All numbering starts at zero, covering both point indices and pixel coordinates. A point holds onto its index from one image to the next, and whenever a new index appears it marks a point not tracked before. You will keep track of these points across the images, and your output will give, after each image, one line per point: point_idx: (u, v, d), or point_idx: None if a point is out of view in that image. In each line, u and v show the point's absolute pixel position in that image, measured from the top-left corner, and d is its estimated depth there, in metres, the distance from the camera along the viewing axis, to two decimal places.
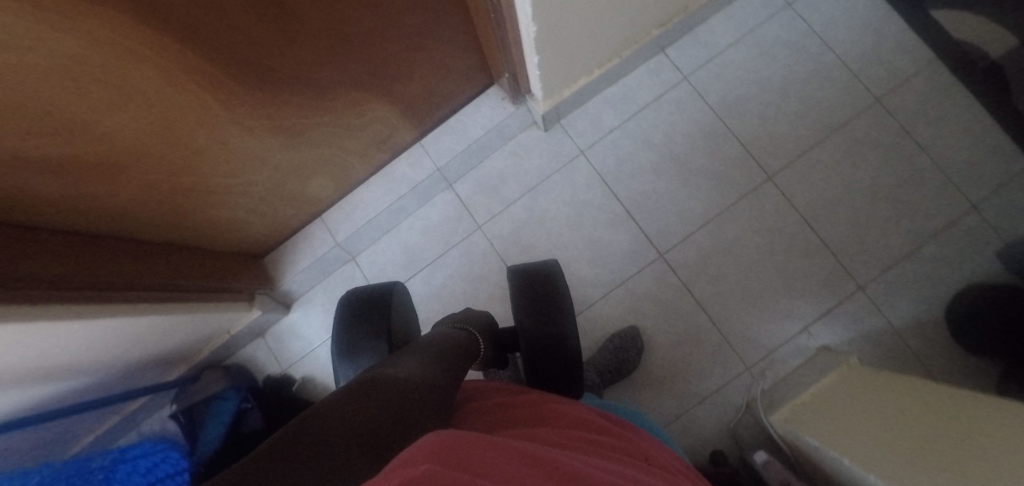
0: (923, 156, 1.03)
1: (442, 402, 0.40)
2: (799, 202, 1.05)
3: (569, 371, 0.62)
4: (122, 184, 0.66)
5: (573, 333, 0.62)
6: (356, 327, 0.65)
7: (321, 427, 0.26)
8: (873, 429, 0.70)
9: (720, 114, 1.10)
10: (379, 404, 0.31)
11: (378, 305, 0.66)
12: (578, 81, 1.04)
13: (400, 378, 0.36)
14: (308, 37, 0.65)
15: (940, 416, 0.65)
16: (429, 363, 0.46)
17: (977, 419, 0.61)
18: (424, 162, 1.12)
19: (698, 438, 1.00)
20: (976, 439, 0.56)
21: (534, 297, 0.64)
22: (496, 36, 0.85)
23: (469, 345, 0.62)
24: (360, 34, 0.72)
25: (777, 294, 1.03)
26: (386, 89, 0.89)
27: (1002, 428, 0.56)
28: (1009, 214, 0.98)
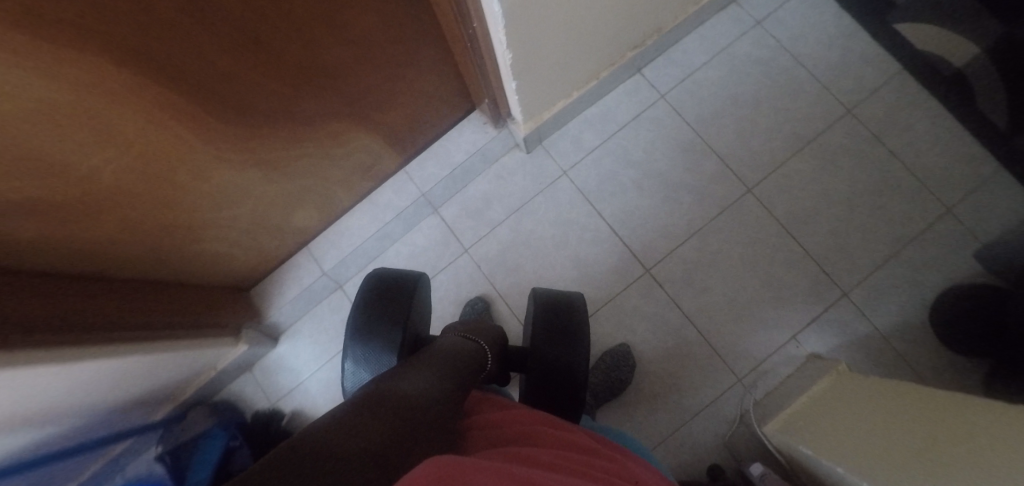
0: (896, 163, 1.05)
1: (448, 422, 0.39)
2: (779, 212, 1.07)
3: (578, 394, 0.72)
4: (102, 224, 0.65)
5: (584, 363, 0.73)
6: (377, 310, 0.71)
7: (328, 445, 0.25)
8: (863, 436, 0.69)
9: (697, 130, 1.12)
10: (388, 423, 0.31)
11: (401, 297, 0.72)
12: (557, 104, 1.06)
13: (408, 399, 0.37)
14: (290, 71, 0.67)
15: (927, 421, 0.65)
16: (438, 380, 0.46)
17: (964, 424, 0.60)
18: (409, 189, 1.14)
19: (693, 453, 0.99)
20: (963, 444, 0.56)
21: (558, 328, 0.76)
22: (474, 65, 0.87)
23: (486, 355, 0.64)
24: (337, 68, 0.73)
25: (764, 304, 1.04)
26: (368, 120, 0.91)
27: (989, 434, 0.55)
28: (982, 216, 1.00)
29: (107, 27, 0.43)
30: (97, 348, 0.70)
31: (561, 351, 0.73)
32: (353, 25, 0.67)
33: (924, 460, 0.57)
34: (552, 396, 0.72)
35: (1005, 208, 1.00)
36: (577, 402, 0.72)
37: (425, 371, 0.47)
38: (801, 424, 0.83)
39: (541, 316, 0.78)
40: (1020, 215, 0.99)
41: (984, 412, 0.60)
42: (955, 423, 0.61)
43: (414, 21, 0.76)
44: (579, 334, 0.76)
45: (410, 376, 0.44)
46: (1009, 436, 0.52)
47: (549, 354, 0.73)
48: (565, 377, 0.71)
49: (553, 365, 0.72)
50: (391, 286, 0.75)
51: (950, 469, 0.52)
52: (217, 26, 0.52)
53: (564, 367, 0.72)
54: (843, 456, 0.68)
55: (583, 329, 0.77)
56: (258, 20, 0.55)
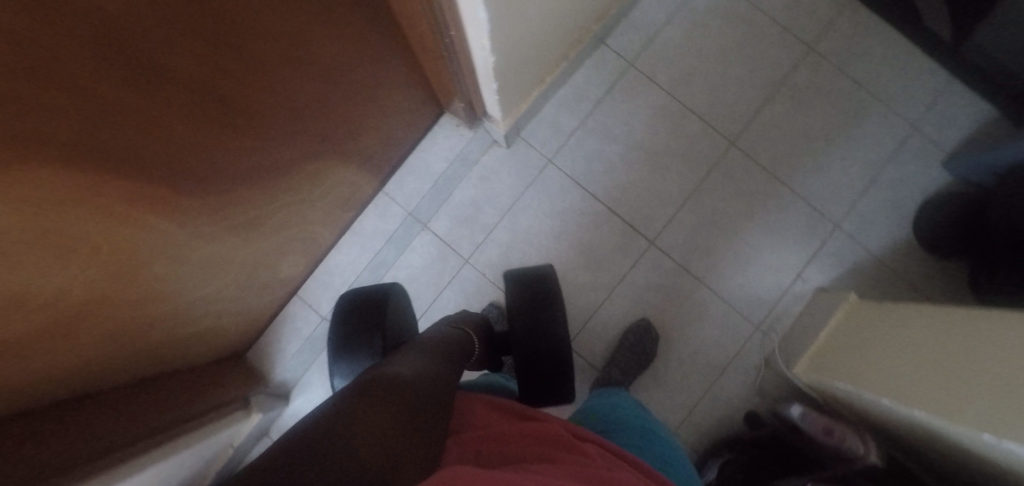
0: (861, 91, 1.09)
1: (450, 401, 0.39)
2: (764, 159, 1.09)
3: (564, 367, 0.71)
4: (86, 342, 0.56)
5: (564, 339, 0.72)
6: (352, 328, 0.66)
7: (337, 444, 0.24)
8: (890, 362, 0.73)
9: (672, 93, 1.11)
10: (395, 411, 0.30)
11: (374, 307, 0.68)
12: (532, 93, 1.02)
13: (410, 380, 0.35)
14: (258, 124, 0.59)
15: (933, 333, 0.69)
16: (432, 361, 0.44)
17: (966, 329, 0.64)
18: (393, 210, 1.08)
19: (729, 407, 1.02)
20: (975, 349, 0.60)
21: (531, 306, 0.74)
22: (448, 69, 0.81)
23: (465, 343, 0.61)
24: (299, 105, 0.65)
25: (767, 251, 1.07)
26: (338, 150, 0.82)
27: (993, 333, 0.59)
28: (943, 128, 1.07)
29: (71, 134, 0.35)
30: (120, 469, 0.61)
31: (538, 329, 0.72)
32: (310, 54, 0.59)
33: (948, 373, 0.61)
34: (539, 376, 0.71)
35: (961, 116, 1.07)
36: (565, 376, 0.72)
37: (416, 354, 0.45)
38: (828, 361, 0.87)
39: (514, 297, 0.75)
40: (975, 120, 1.06)
41: (976, 311, 0.65)
42: (955, 330, 0.66)
43: (370, 31, 0.68)
44: (554, 309, 0.74)
45: (403, 359, 0.42)
46: (1012, 330, 0.57)
47: (527, 335, 0.72)
48: (546, 355, 0.71)
49: (533, 346, 0.71)
50: (361, 303, 0.70)
51: (975, 377, 0.56)
52: (173, 95, 0.43)
53: (543, 345, 0.71)
54: (873, 382, 0.73)
55: (555, 303, 0.76)
56: (222, 79, 0.48)
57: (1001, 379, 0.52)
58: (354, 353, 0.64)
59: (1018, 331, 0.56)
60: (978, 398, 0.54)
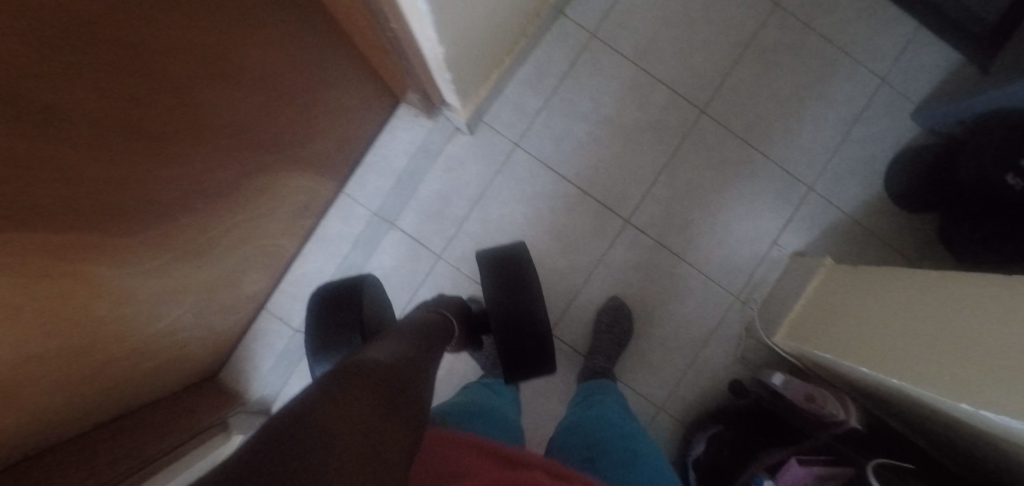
0: (829, 47, 1.06)
1: (421, 385, 0.41)
2: (735, 126, 1.06)
3: (542, 336, 0.78)
4: (36, 404, 0.51)
5: (541, 311, 0.79)
6: (328, 329, 0.62)
7: (308, 422, 0.26)
8: (865, 329, 0.73)
9: (638, 63, 1.06)
10: (366, 395, 0.32)
11: (348, 303, 0.65)
12: (491, 75, 0.96)
13: (382, 366, 0.37)
14: (189, 149, 0.53)
15: (907, 299, 0.69)
16: (407, 346, 0.46)
17: (936, 294, 0.64)
18: (357, 212, 1.02)
19: (714, 378, 1.03)
20: (947, 315, 0.60)
21: (507, 283, 0.79)
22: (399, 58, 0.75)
23: (445, 324, 0.64)
24: (232, 122, 0.58)
25: (743, 220, 1.05)
26: (286, 161, 0.76)
27: (962, 299, 0.59)
28: (911, 78, 1.05)
29: None
30: None
31: (516, 303, 0.78)
32: (234, 61, 0.53)
33: (921, 340, 0.61)
34: (518, 344, 0.78)
35: (929, 65, 1.05)
36: (543, 338, 0.79)
37: (393, 339, 0.47)
38: (807, 328, 0.88)
39: (489, 276, 0.79)
40: (943, 68, 1.05)
41: (948, 275, 0.65)
42: (927, 295, 0.66)
43: (295, 26, 0.61)
44: (528, 284, 0.80)
45: (378, 345, 0.44)
46: (984, 296, 0.56)
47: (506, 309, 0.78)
48: (527, 328, 0.78)
49: (513, 320, 0.77)
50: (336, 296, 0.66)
51: (944, 344, 0.57)
52: (102, 127, 0.38)
53: (523, 318, 0.78)
54: (850, 350, 0.74)
55: (529, 272, 0.82)
56: (137, 112, 0.41)
57: (969, 347, 0.53)
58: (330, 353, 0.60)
59: (990, 298, 0.55)
60: (948, 367, 0.54)
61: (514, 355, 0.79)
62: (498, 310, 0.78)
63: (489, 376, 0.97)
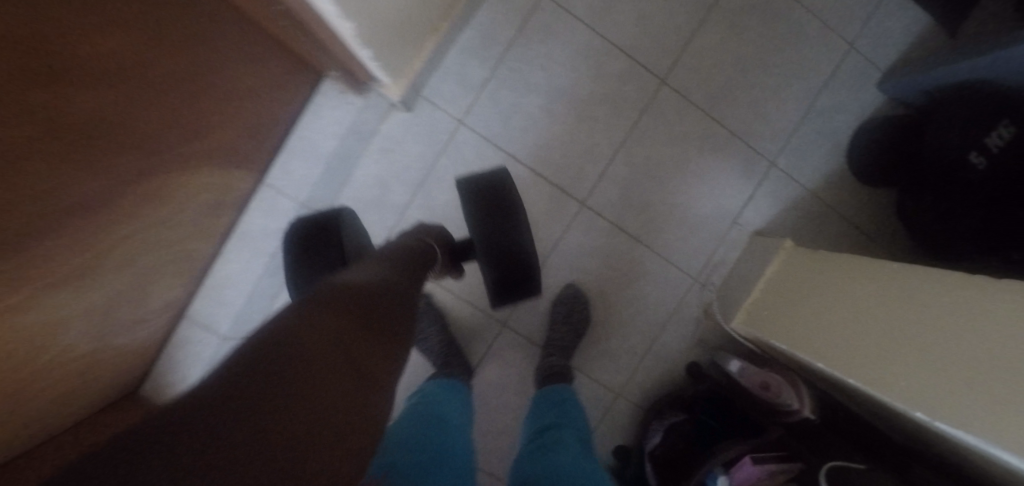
0: (797, 7, 0.98)
1: (405, 301, 0.43)
2: (697, 98, 0.98)
3: (530, 261, 0.74)
4: None
5: (527, 237, 0.74)
6: (309, 255, 0.67)
7: (288, 340, 0.28)
8: (823, 323, 0.71)
9: (593, 26, 0.95)
10: (348, 315, 0.34)
11: (328, 233, 0.68)
12: (426, 44, 0.84)
13: (362, 286, 0.39)
14: (38, 167, 0.42)
15: (862, 292, 0.66)
16: (392, 267, 0.47)
17: (889, 287, 0.62)
18: (283, 204, 0.92)
19: (671, 361, 1.02)
20: (903, 313, 0.57)
21: (490, 209, 0.73)
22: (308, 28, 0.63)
23: (427, 253, 0.58)
24: (97, 129, 0.48)
25: (702, 198, 1.00)
26: (182, 158, 0.65)
27: (916, 295, 0.56)
28: (879, 44, 0.99)
29: None
30: None
31: (500, 229, 0.73)
32: (84, 59, 0.42)
33: (879, 340, 0.58)
34: (507, 271, 0.74)
35: (897, 29, 0.99)
36: (530, 265, 0.75)
37: (377, 261, 0.48)
38: (763, 314, 0.86)
39: (471, 201, 0.73)
40: (911, 33, 0.99)
41: (897, 266, 0.62)
42: (881, 288, 0.63)
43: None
44: (513, 208, 0.74)
45: (362, 266, 0.45)
46: (933, 293, 0.54)
47: (490, 236, 0.73)
48: (513, 257, 0.73)
49: (499, 249, 0.73)
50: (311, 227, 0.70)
51: (903, 348, 0.54)
52: None
53: (510, 247, 0.73)
54: (807, 342, 0.73)
55: (513, 197, 0.75)
56: None
57: (930, 356, 0.50)
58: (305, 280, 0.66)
59: (944, 297, 0.52)
60: (905, 372, 0.52)
61: (502, 282, 0.75)
62: (482, 238, 0.73)
63: (439, 376, 0.86)
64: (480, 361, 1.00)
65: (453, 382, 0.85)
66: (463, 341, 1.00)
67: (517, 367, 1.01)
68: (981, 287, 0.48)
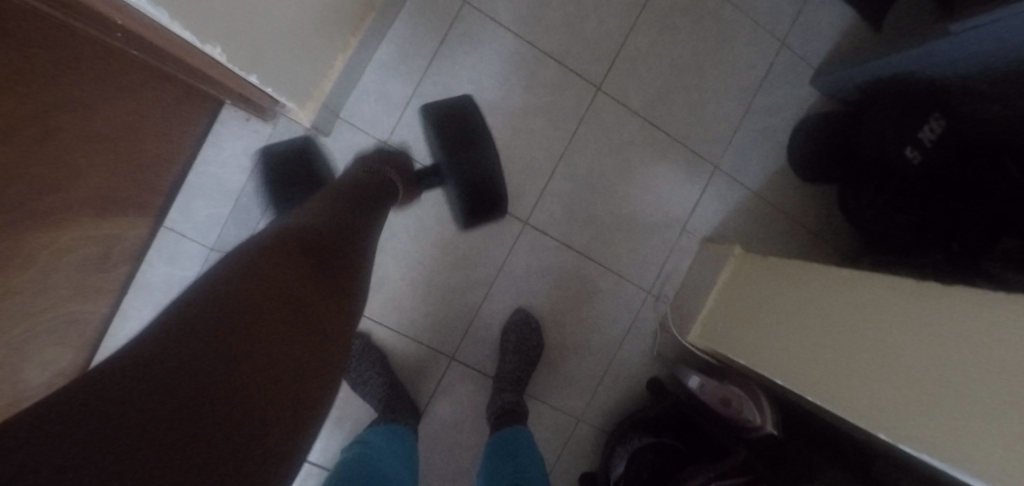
0: (727, 6, 0.96)
1: (352, 233, 0.50)
2: (635, 104, 0.95)
3: (498, 190, 0.82)
4: None
5: (495, 166, 0.81)
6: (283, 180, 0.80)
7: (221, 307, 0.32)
8: (775, 335, 0.67)
9: (520, 34, 0.90)
10: (293, 266, 0.39)
11: (297, 165, 0.80)
12: (335, 63, 0.75)
13: (314, 220, 0.47)
14: None
15: (809, 301, 0.63)
16: (339, 204, 0.54)
17: (837, 297, 0.59)
18: (189, 249, 0.82)
19: (632, 379, 0.97)
20: (856, 327, 0.54)
21: (456, 140, 0.80)
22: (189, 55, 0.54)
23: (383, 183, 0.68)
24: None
25: (648, 206, 0.97)
26: (40, 215, 0.54)
27: (864, 307, 0.54)
28: (809, 39, 0.99)
29: None
30: None
31: (465, 163, 0.79)
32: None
33: (834, 356, 0.55)
34: (476, 198, 0.81)
35: (824, 24, 0.99)
36: (499, 192, 0.82)
37: (322, 201, 0.53)
38: (717, 326, 0.82)
39: (435, 130, 0.80)
40: (838, 27, 0.99)
41: (841, 273, 0.60)
42: (829, 297, 0.60)
43: None
44: (482, 141, 0.81)
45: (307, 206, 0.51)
46: (888, 302, 0.51)
47: (456, 167, 0.80)
48: (482, 184, 0.80)
49: (467, 176, 0.80)
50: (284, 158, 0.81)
51: (864, 367, 0.51)
52: None
53: (478, 175, 0.80)
54: (762, 356, 0.69)
55: (480, 129, 0.82)
56: None
57: (894, 378, 0.46)
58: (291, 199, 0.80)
59: (895, 307, 0.50)
60: (876, 393, 0.48)
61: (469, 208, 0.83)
62: (450, 165, 0.80)
63: (381, 421, 0.80)
64: (431, 400, 0.93)
65: (398, 428, 0.79)
66: (409, 382, 0.92)
67: (472, 403, 0.94)
68: (934, 297, 0.45)
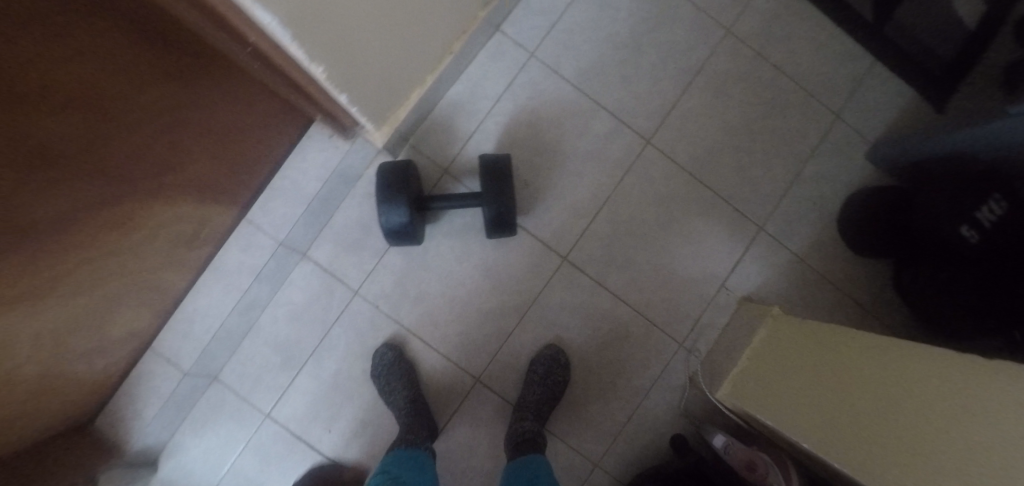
0: (781, 77, 1.00)
1: None
2: (682, 159, 0.99)
3: (510, 221, 0.87)
4: None
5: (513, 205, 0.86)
6: (384, 185, 0.82)
7: None
8: (818, 401, 0.64)
9: (579, 86, 0.98)
10: None
11: (400, 175, 0.83)
12: (412, 95, 0.86)
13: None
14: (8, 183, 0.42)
15: (858, 368, 0.60)
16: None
17: (887, 365, 0.56)
18: (260, 241, 0.91)
19: (654, 432, 0.94)
20: (904, 395, 0.51)
21: (493, 176, 0.85)
22: (297, 75, 0.65)
23: (400, 232, 0.84)
24: (64, 145, 0.48)
25: (686, 258, 0.97)
26: (154, 186, 0.65)
27: (913, 375, 0.51)
28: (866, 115, 1.00)
29: None
30: None
31: (494, 195, 0.84)
32: (66, 80, 0.43)
33: (880, 425, 0.52)
34: (493, 224, 0.86)
35: (883, 102, 1.00)
36: (510, 223, 0.87)
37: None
38: (748, 386, 0.80)
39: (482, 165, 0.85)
40: (897, 107, 1.00)
41: (898, 342, 0.57)
42: (878, 364, 0.57)
43: (148, 37, 0.52)
44: (508, 182, 0.85)
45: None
46: (922, 372, 0.50)
47: (487, 197, 0.84)
48: (501, 216, 0.85)
49: (492, 208, 0.84)
50: (392, 169, 0.84)
51: (907, 434, 0.47)
52: None
53: (501, 209, 0.85)
54: (797, 422, 0.66)
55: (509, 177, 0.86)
56: None
57: (932, 447, 0.43)
58: (393, 200, 0.82)
59: (940, 378, 0.47)
60: (898, 459, 0.47)
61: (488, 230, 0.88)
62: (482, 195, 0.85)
63: (400, 444, 0.81)
64: (450, 418, 0.95)
65: (416, 453, 0.78)
66: (431, 397, 0.95)
67: (488, 428, 0.95)
68: (960, 370, 0.45)
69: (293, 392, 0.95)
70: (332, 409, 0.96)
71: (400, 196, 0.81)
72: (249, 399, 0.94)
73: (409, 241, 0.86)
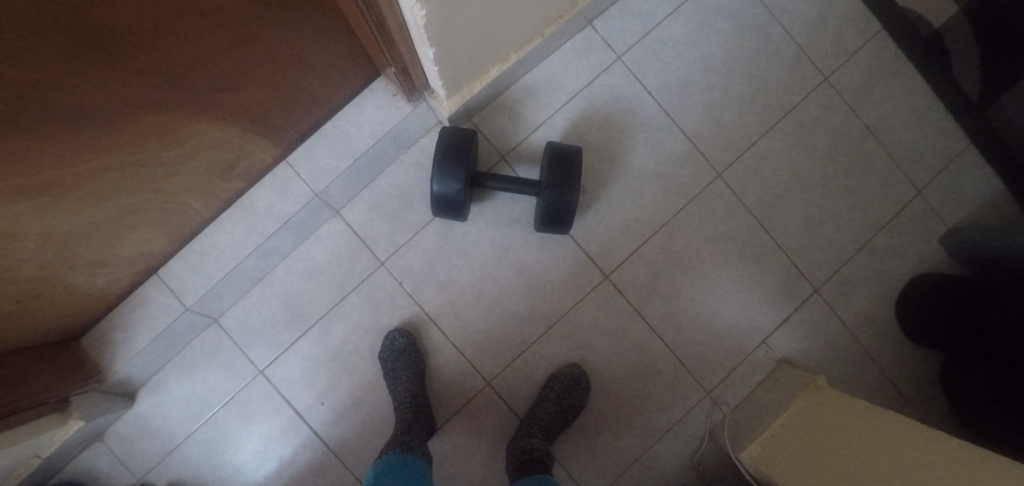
0: (870, 140, 0.95)
1: None
2: (750, 201, 0.93)
3: (566, 220, 0.80)
4: None
5: (574, 204, 0.78)
6: (443, 154, 0.76)
7: None
8: (826, 470, 0.58)
9: (660, 101, 0.93)
10: None
11: (461, 147, 0.76)
12: (489, 71, 0.81)
13: None
14: (58, 56, 0.38)
15: (884, 454, 0.55)
16: None
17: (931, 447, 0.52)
18: (295, 187, 0.83)
19: (659, 477, 0.89)
20: (939, 468, 0.47)
21: (560, 170, 0.77)
22: (388, 19, 0.59)
23: (449, 204, 0.78)
24: (131, 35, 0.43)
25: (732, 303, 0.92)
26: (205, 103, 0.60)
27: (962, 462, 0.47)
28: (949, 197, 0.95)
29: None
30: None
31: (557, 190, 0.77)
32: None
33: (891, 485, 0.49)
34: (549, 219, 0.80)
35: (969, 188, 0.95)
36: (566, 222, 0.80)
37: None
38: None
39: (551, 157, 0.78)
40: (983, 197, 0.94)
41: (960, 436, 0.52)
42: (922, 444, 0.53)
43: None
44: (575, 180, 0.78)
45: None
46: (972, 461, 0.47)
47: (547, 191, 0.77)
48: (558, 212, 0.78)
49: (551, 203, 0.77)
50: (452, 136, 0.78)
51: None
52: None
53: (559, 206, 0.78)
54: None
55: (577, 174, 0.79)
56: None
57: None
58: (450, 170, 0.76)
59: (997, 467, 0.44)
60: None
61: (541, 224, 0.82)
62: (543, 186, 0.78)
63: (395, 447, 0.73)
64: (451, 417, 0.89)
65: (411, 459, 0.71)
66: (436, 390, 0.89)
67: (489, 437, 0.89)
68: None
69: (293, 353, 0.89)
70: (329, 380, 0.90)
71: (458, 169, 0.75)
72: (248, 349, 0.89)
73: (456, 215, 0.81)
